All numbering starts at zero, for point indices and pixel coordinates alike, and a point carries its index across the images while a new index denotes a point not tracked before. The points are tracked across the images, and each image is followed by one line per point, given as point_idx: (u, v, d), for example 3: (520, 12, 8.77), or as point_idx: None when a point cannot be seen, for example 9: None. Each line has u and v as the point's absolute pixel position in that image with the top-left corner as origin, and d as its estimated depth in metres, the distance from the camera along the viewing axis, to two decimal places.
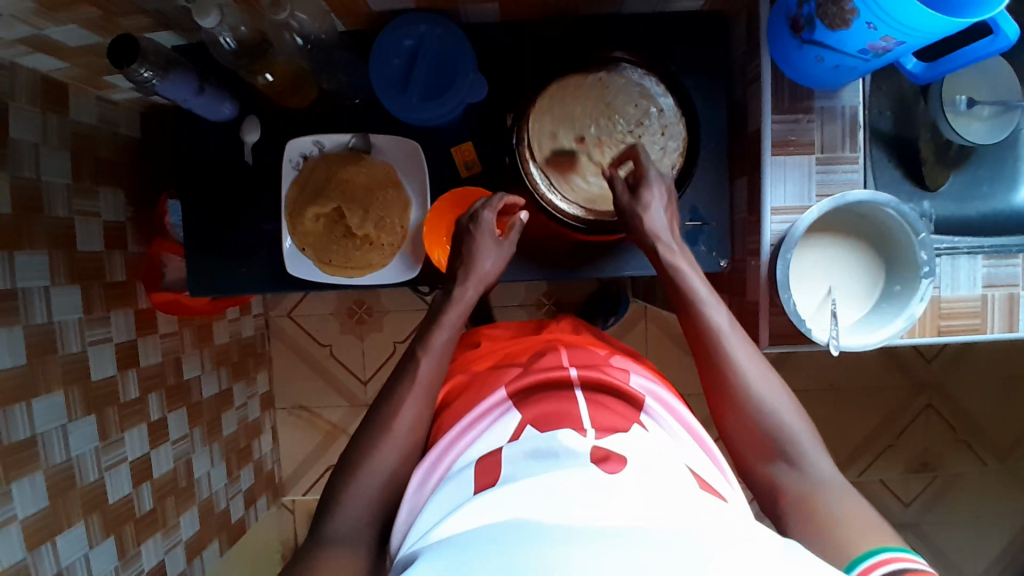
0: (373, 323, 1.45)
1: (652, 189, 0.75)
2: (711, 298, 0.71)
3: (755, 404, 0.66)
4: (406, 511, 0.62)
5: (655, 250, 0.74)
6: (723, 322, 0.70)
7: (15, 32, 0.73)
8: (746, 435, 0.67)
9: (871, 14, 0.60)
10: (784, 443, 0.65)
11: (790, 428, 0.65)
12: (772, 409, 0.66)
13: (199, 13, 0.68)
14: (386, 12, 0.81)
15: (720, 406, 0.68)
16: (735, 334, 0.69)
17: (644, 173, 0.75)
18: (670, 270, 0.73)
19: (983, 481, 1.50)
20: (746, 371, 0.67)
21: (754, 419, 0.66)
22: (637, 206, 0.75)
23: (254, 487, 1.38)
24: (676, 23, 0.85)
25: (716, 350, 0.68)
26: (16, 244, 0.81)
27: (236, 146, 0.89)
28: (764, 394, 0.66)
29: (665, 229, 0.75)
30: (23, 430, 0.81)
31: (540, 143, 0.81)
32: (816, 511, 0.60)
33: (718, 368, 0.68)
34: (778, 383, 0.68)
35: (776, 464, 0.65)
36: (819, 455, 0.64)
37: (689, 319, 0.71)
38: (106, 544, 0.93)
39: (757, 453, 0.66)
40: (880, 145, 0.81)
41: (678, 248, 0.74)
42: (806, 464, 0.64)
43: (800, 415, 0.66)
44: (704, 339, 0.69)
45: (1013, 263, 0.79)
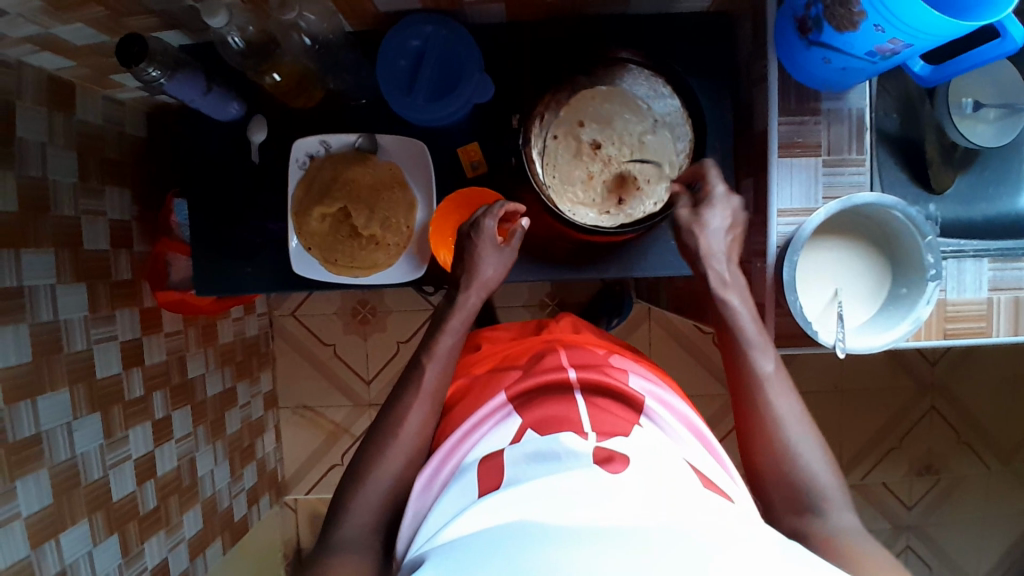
0: (377, 322, 1.45)
1: (715, 208, 0.75)
2: (760, 343, 0.72)
3: (791, 456, 0.66)
4: (411, 515, 0.62)
5: (708, 279, 0.75)
6: (768, 368, 0.70)
7: (22, 31, 0.73)
8: (777, 486, 0.66)
9: (878, 16, 0.60)
10: (816, 496, 0.64)
11: (825, 485, 0.64)
12: (806, 462, 0.66)
13: (208, 14, 0.68)
14: (393, 12, 0.81)
15: (753, 454, 0.68)
16: (779, 381, 0.70)
17: (709, 191, 0.76)
18: (720, 305, 0.73)
19: (987, 483, 1.50)
20: (787, 421, 0.68)
21: (787, 471, 0.65)
22: (695, 222, 0.75)
23: (257, 486, 1.39)
24: (683, 24, 0.85)
25: (759, 396, 0.69)
26: (23, 243, 0.81)
27: (242, 146, 0.90)
28: (800, 443, 0.67)
29: (723, 251, 0.75)
30: (27, 428, 0.81)
31: (552, 130, 0.80)
32: (835, 543, 0.61)
33: (759, 414, 0.69)
34: (815, 437, 0.68)
35: (805, 517, 0.64)
36: (847, 511, 0.63)
37: (734, 361, 0.72)
38: (110, 542, 0.94)
39: (788, 506, 0.65)
40: (886, 147, 0.81)
41: (731, 281, 0.74)
42: (833, 516, 0.63)
43: (834, 473, 0.66)
44: (748, 382, 0.70)
45: (1018, 266, 0.80)
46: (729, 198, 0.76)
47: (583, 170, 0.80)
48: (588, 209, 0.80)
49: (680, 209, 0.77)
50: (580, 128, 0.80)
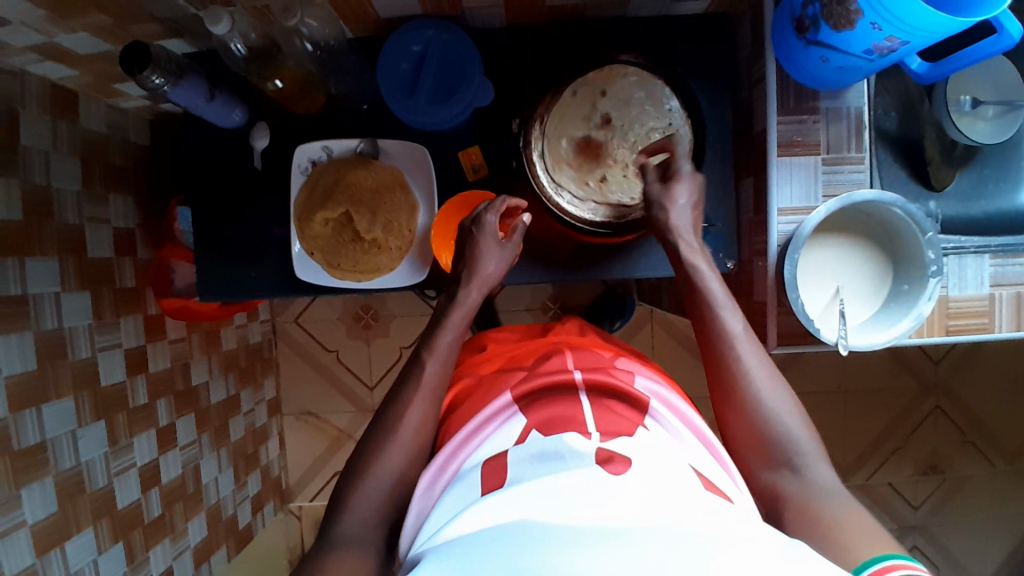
0: (379, 327, 1.45)
1: (681, 183, 0.76)
2: (728, 303, 0.72)
3: (760, 411, 0.67)
4: (414, 514, 0.63)
5: (675, 248, 0.75)
6: (736, 328, 0.70)
7: (26, 39, 0.73)
8: (749, 439, 0.67)
9: (876, 14, 0.60)
10: (788, 449, 0.65)
11: (797, 438, 0.65)
12: (776, 415, 0.66)
13: (211, 21, 0.69)
14: (394, 18, 0.82)
15: (725, 409, 0.69)
16: (747, 338, 0.70)
17: (677, 167, 0.77)
18: (689, 269, 0.74)
19: (992, 484, 1.49)
20: (755, 376, 0.68)
21: (758, 425, 0.66)
22: (665, 198, 0.76)
23: (261, 492, 1.39)
24: (681, 26, 0.86)
25: (728, 354, 0.69)
26: (27, 250, 0.82)
27: (245, 152, 0.90)
28: (769, 400, 0.67)
29: (688, 226, 0.75)
30: (33, 435, 0.81)
31: (568, 112, 0.81)
32: (809, 511, 0.60)
33: (729, 372, 0.69)
34: (784, 388, 0.68)
35: (778, 471, 0.65)
36: (819, 461, 0.64)
37: (702, 322, 0.72)
38: (115, 549, 0.94)
39: (762, 459, 0.66)
40: (885, 145, 0.81)
41: (700, 247, 0.74)
42: (805, 469, 0.64)
43: (804, 423, 0.67)
44: (716, 343, 0.70)
45: (1019, 261, 0.80)
46: (694, 175, 0.77)
47: (582, 137, 0.81)
48: (563, 175, 0.82)
49: (649, 182, 0.78)
50: (597, 100, 0.81)
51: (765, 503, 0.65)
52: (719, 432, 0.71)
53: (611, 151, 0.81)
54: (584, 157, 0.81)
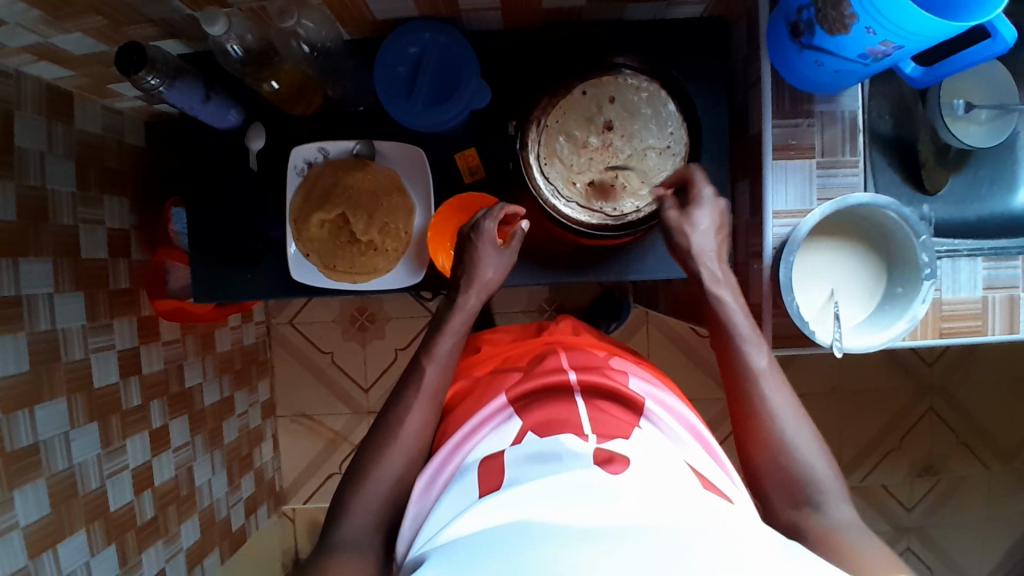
0: (375, 329, 1.45)
1: (703, 208, 0.76)
2: (754, 338, 0.71)
3: (786, 450, 0.66)
4: (411, 516, 0.62)
5: (698, 275, 0.75)
6: (761, 363, 0.70)
7: (21, 40, 0.73)
8: (774, 479, 0.66)
9: (870, 19, 0.61)
10: (813, 489, 0.64)
11: (821, 479, 0.64)
12: (801, 454, 0.66)
13: (207, 22, 0.69)
14: (391, 20, 0.82)
15: (749, 447, 0.68)
16: (772, 375, 0.70)
17: (697, 194, 0.76)
18: (714, 302, 0.73)
19: (987, 485, 1.50)
20: (780, 415, 0.67)
21: (783, 464, 0.65)
22: (685, 222, 0.75)
23: (256, 495, 1.38)
24: (678, 29, 0.86)
25: (753, 390, 0.69)
26: (21, 252, 0.81)
27: (241, 154, 0.90)
28: (794, 439, 0.66)
29: (713, 251, 0.75)
30: (26, 437, 0.81)
31: (574, 112, 0.81)
32: (832, 541, 0.60)
33: (754, 409, 0.68)
34: (810, 428, 0.67)
35: (802, 510, 0.64)
36: (842, 504, 0.63)
37: (728, 356, 0.72)
38: (108, 552, 0.93)
39: (786, 499, 0.65)
40: (880, 148, 0.82)
41: (724, 278, 0.74)
42: (830, 509, 0.63)
43: (830, 466, 0.66)
44: (742, 378, 0.70)
45: (1013, 265, 0.80)
46: (716, 198, 0.77)
47: (581, 135, 0.81)
48: (553, 168, 0.81)
49: (668, 209, 0.77)
50: (604, 103, 0.80)
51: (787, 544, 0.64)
52: (743, 473, 0.70)
53: (606, 155, 0.81)
54: (580, 154, 0.81)
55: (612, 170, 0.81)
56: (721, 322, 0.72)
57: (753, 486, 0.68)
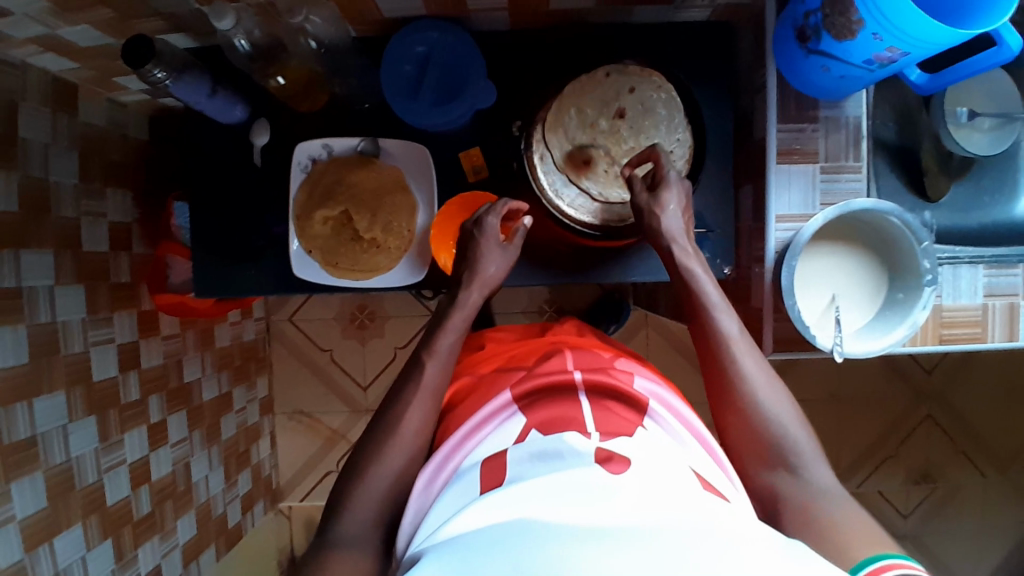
0: (374, 328, 1.45)
1: (671, 189, 0.76)
2: (724, 306, 0.72)
3: (759, 413, 0.67)
4: (412, 512, 0.62)
5: (669, 251, 0.75)
6: (732, 329, 0.70)
7: (28, 31, 0.73)
8: (748, 442, 0.67)
9: (877, 25, 0.61)
10: (786, 450, 0.65)
11: (795, 439, 0.65)
12: (774, 416, 0.67)
13: (216, 17, 0.69)
14: (398, 18, 0.82)
15: (724, 412, 0.69)
16: (743, 340, 0.70)
17: (664, 174, 0.77)
18: (683, 272, 0.74)
19: (983, 494, 1.50)
20: (753, 379, 0.68)
21: (756, 427, 0.66)
22: (654, 204, 0.76)
23: (252, 492, 1.38)
24: (684, 32, 0.87)
25: (726, 356, 0.69)
26: (23, 243, 0.81)
27: (245, 149, 0.90)
28: (766, 401, 0.67)
29: (680, 231, 0.75)
30: (24, 429, 0.80)
31: (596, 91, 0.81)
32: (810, 510, 0.60)
33: (727, 374, 0.69)
34: (782, 390, 0.68)
35: (777, 472, 0.64)
36: (817, 462, 0.64)
37: (699, 324, 0.72)
38: (104, 546, 0.93)
39: (760, 461, 0.66)
40: (883, 155, 0.82)
41: (693, 252, 0.74)
42: (803, 470, 0.63)
43: (803, 425, 0.67)
44: (713, 345, 0.70)
45: (1012, 273, 0.81)
46: (681, 180, 0.77)
47: (595, 116, 0.82)
48: (561, 145, 0.82)
49: (637, 193, 0.78)
50: (621, 88, 0.81)
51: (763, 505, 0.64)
52: (718, 436, 0.70)
53: (613, 143, 0.81)
54: (590, 135, 0.82)
55: (614, 160, 0.82)
56: (692, 293, 0.73)
57: (729, 449, 0.69)
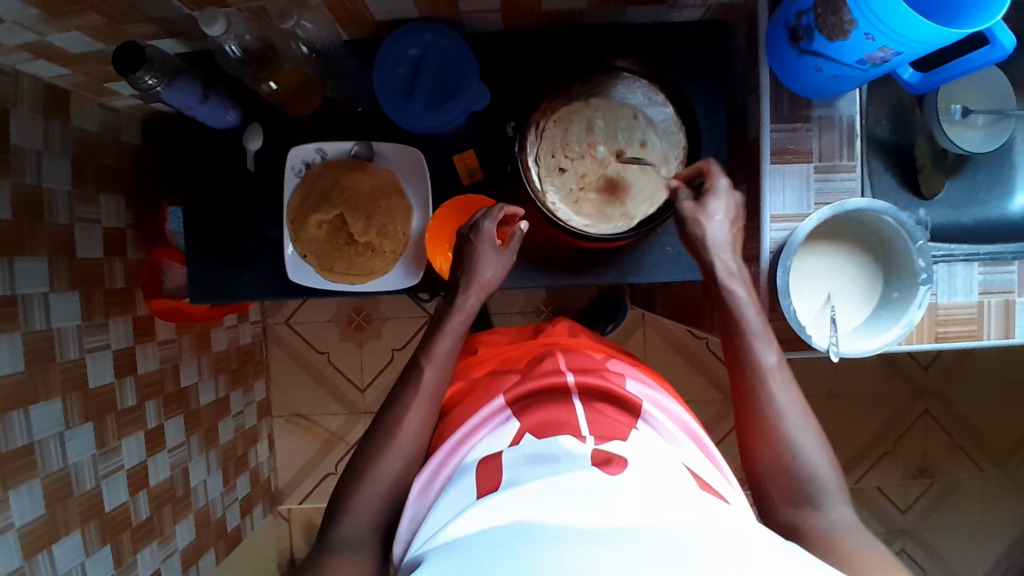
0: (371, 330, 1.45)
1: (718, 198, 0.74)
2: (763, 335, 0.70)
3: (791, 448, 0.65)
4: (409, 517, 0.62)
5: (713, 269, 0.73)
6: (770, 359, 0.69)
7: (18, 38, 0.73)
8: (776, 478, 0.65)
9: (869, 25, 0.61)
10: (815, 489, 0.64)
11: (823, 478, 0.64)
12: (804, 454, 0.65)
13: (206, 22, 0.68)
14: (391, 21, 0.82)
15: (752, 445, 0.68)
16: (780, 372, 0.69)
17: (713, 184, 0.75)
18: (725, 296, 0.72)
19: (981, 488, 1.51)
20: (788, 414, 0.66)
21: (786, 462, 0.65)
22: (701, 213, 0.73)
23: (251, 495, 1.38)
24: (678, 32, 0.86)
25: (760, 387, 0.68)
26: (16, 250, 0.81)
27: (239, 153, 0.90)
28: (799, 437, 0.65)
29: (724, 242, 0.73)
30: (21, 437, 0.80)
31: (604, 114, 0.81)
32: (834, 542, 0.61)
33: (761, 408, 0.67)
34: (815, 428, 0.67)
35: (801, 509, 0.64)
36: (841, 504, 0.63)
37: (737, 351, 0.70)
38: (103, 552, 0.93)
39: (787, 498, 0.65)
40: (878, 153, 0.82)
41: (738, 271, 0.72)
42: (827, 507, 0.63)
43: (833, 465, 0.65)
44: (750, 375, 0.69)
45: (1008, 270, 0.81)
46: (731, 192, 0.75)
47: (595, 138, 0.81)
48: (551, 155, 0.81)
49: (682, 202, 0.75)
50: (630, 118, 0.82)
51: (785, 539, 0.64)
52: (744, 468, 0.69)
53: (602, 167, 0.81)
54: (584, 153, 0.81)
55: (597, 187, 0.81)
56: (732, 318, 0.71)
57: (754, 483, 0.68)
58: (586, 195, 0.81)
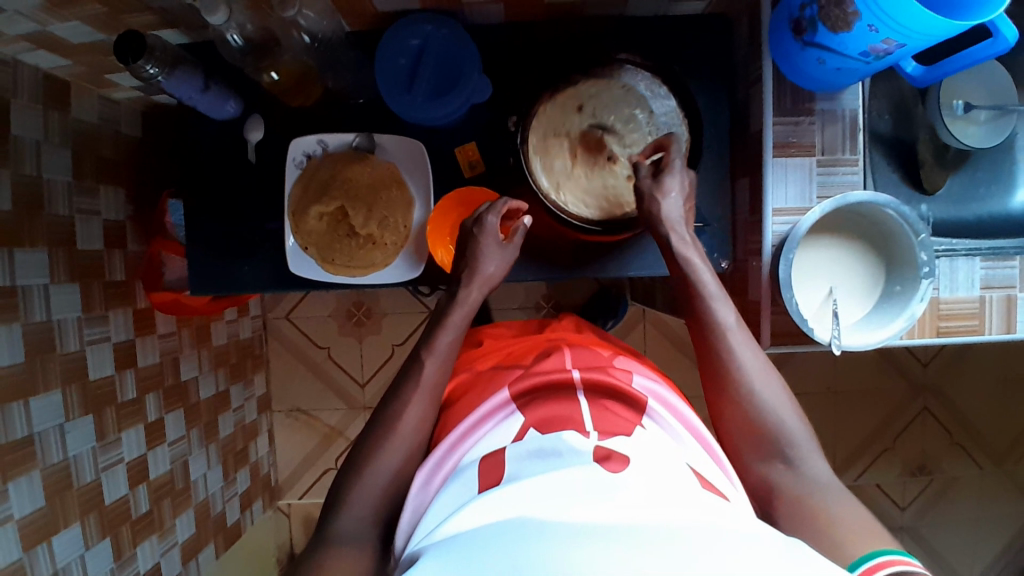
0: (372, 325, 1.45)
1: (674, 176, 0.76)
2: (721, 296, 0.72)
3: (755, 403, 0.67)
4: (410, 511, 0.62)
5: (668, 240, 0.75)
6: (728, 319, 0.71)
7: (19, 28, 0.73)
8: (743, 433, 0.67)
9: (872, 16, 0.61)
10: (782, 441, 0.65)
11: (790, 429, 0.66)
12: (768, 405, 0.67)
13: (207, 11, 0.68)
14: (392, 12, 0.82)
15: (718, 402, 0.69)
16: (739, 331, 0.70)
17: (670, 162, 0.76)
18: (682, 263, 0.74)
19: (980, 484, 1.51)
20: (750, 369, 0.68)
21: (751, 417, 0.67)
22: (657, 190, 0.75)
23: (250, 489, 1.38)
24: (680, 25, 0.86)
25: (721, 347, 0.69)
26: (16, 242, 0.81)
27: (238, 145, 0.90)
28: (761, 390, 0.67)
29: (681, 219, 0.75)
30: (21, 428, 0.80)
31: (619, 104, 0.81)
32: (804, 501, 0.61)
33: (723, 367, 0.69)
34: (777, 380, 0.69)
35: (771, 463, 0.65)
36: (814, 457, 0.65)
37: (696, 313, 0.72)
38: (102, 545, 0.93)
39: (755, 452, 0.66)
40: (880, 148, 0.82)
41: (692, 242, 0.75)
42: (798, 461, 0.64)
43: (798, 416, 0.67)
44: (709, 336, 0.70)
45: (1010, 265, 0.80)
46: (686, 170, 0.77)
47: (614, 118, 0.81)
48: (593, 93, 0.81)
49: (641, 178, 0.77)
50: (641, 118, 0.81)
51: (759, 500, 0.65)
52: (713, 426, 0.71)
53: (593, 145, 0.81)
54: (602, 124, 0.81)
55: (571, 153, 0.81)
56: (689, 283, 0.73)
57: (722, 438, 0.70)
58: (559, 141, 0.81)
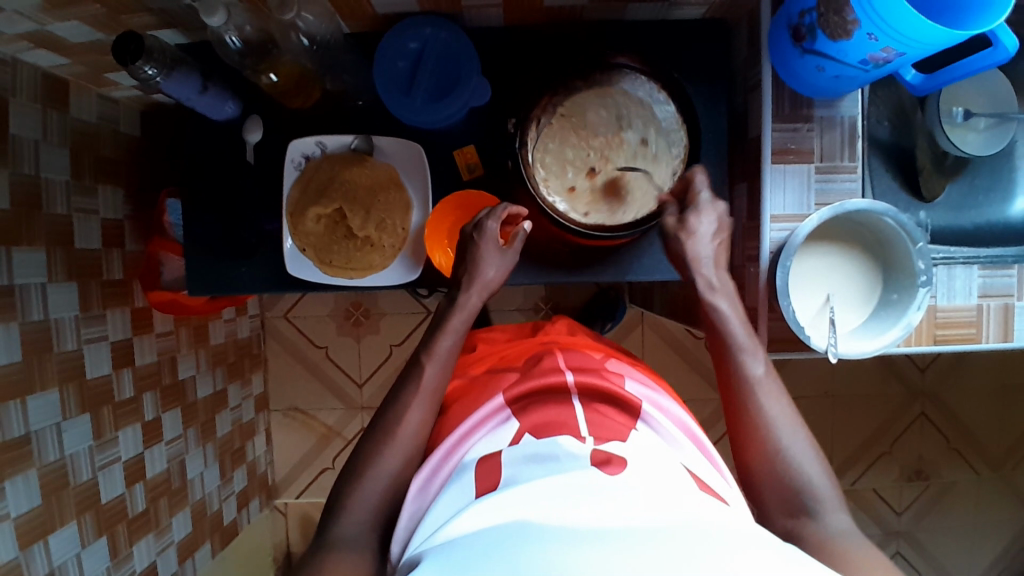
0: (370, 325, 1.45)
1: (700, 214, 0.77)
2: (750, 347, 0.73)
3: (782, 457, 0.66)
4: (407, 518, 0.62)
5: (693, 280, 0.76)
6: (757, 370, 0.71)
7: (18, 28, 0.73)
8: (769, 488, 0.66)
9: (872, 25, 0.61)
10: (806, 496, 0.64)
11: (818, 487, 0.64)
12: (796, 461, 0.66)
13: (206, 13, 0.68)
14: (391, 16, 0.82)
15: (746, 457, 0.69)
16: (768, 383, 0.71)
17: (695, 199, 0.77)
18: (710, 312, 0.75)
19: (977, 490, 1.51)
20: (778, 423, 0.68)
21: (778, 472, 0.66)
22: (682, 230, 0.76)
23: (248, 488, 1.38)
24: (679, 29, 0.86)
25: (749, 398, 0.70)
26: (15, 241, 0.81)
27: (237, 146, 0.90)
28: (788, 445, 0.67)
29: (709, 257, 0.76)
30: (17, 428, 0.80)
31: (634, 105, 0.81)
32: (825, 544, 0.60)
33: (751, 420, 0.69)
34: (804, 436, 0.68)
35: (795, 517, 0.64)
36: (838, 508, 0.63)
37: (725, 363, 0.73)
38: (99, 544, 0.93)
39: (781, 508, 0.65)
40: (879, 154, 0.82)
41: (719, 286, 0.75)
42: (823, 514, 0.63)
43: (827, 474, 0.66)
44: (738, 388, 0.71)
45: (1008, 273, 0.80)
46: (714, 203, 0.78)
47: (631, 115, 0.81)
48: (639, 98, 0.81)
49: (668, 215, 0.79)
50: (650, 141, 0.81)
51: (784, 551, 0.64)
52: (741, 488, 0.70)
53: (605, 143, 0.80)
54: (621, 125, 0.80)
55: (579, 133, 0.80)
56: (717, 329, 0.74)
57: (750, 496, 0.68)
58: (582, 117, 0.80)
